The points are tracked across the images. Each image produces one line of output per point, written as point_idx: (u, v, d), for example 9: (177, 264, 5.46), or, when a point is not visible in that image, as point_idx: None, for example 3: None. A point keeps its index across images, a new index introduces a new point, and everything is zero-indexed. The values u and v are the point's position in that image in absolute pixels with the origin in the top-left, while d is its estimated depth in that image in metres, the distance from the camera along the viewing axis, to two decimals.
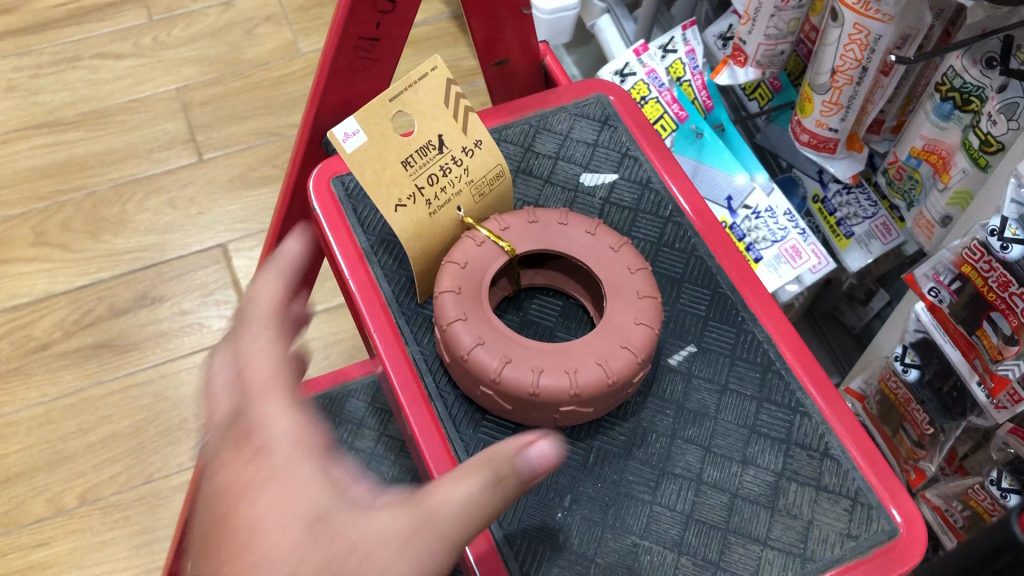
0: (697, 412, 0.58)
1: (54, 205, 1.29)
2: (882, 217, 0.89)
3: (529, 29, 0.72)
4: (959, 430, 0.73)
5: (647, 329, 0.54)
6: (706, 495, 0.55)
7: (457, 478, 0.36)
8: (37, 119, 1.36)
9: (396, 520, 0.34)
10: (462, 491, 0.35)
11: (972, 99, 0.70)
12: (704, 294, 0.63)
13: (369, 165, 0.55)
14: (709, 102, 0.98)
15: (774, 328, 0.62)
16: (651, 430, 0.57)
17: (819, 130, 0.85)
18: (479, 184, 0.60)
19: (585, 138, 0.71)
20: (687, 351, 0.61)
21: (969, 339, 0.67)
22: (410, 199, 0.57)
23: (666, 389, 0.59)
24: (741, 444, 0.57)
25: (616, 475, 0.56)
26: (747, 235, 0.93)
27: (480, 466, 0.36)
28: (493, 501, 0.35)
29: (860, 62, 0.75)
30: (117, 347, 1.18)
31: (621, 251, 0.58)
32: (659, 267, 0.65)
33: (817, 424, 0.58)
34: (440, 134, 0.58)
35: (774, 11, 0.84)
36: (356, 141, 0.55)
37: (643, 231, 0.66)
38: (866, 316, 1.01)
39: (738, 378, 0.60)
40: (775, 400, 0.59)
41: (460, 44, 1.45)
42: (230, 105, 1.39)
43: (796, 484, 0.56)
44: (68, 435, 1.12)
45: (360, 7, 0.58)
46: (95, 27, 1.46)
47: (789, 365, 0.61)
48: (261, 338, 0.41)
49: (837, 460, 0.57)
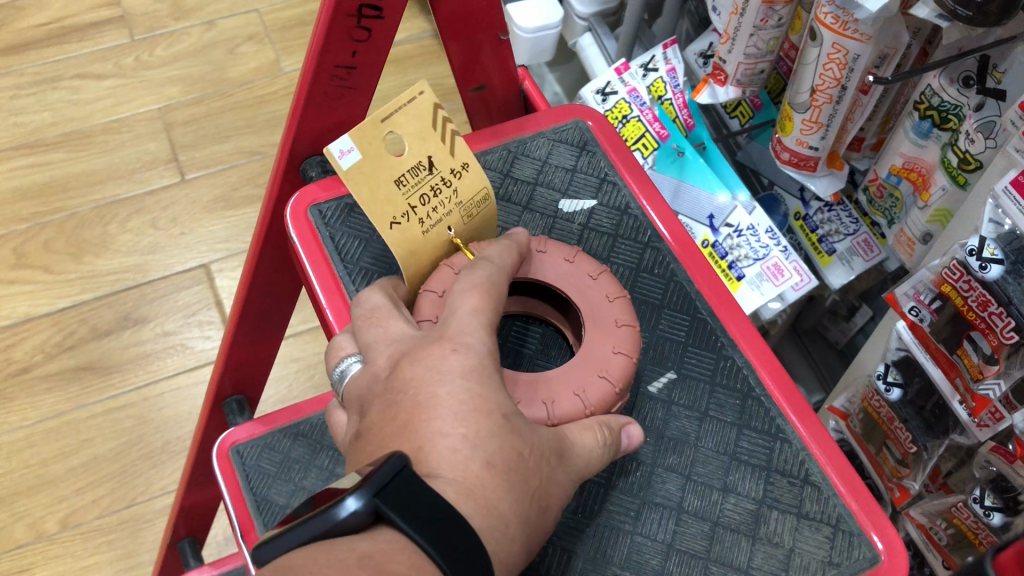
0: (677, 440, 0.58)
1: (35, 226, 1.28)
2: (864, 234, 0.90)
3: (507, 54, 0.72)
4: (942, 449, 0.73)
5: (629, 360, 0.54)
6: (687, 523, 0.55)
7: (586, 429, 0.48)
8: (17, 140, 1.35)
9: (551, 438, 0.44)
10: (587, 439, 0.47)
11: (950, 117, 0.70)
12: (684, 320, 0.63)
13: (364, 185, 0.52)
14: (689, 121, 0.99)
15: (753, 354, 0.62)
16: (632, 459, 0.57)
17: (800, 149, 0.85)
18: (468, 206, 0.57)
19: (563, 164, 0.71)
20: (666, 378, 0.61)
21: (951, 358, 0.67)
22: (404, 217, 0.54)
23: (646, 417, 0.59)
24: (721, 471, 0.57)
25: (596, 505, 0.55)
26: (729, 253, 0.93)
27: (602, 426, 0.48)
28: (605, 454, 0.48)
29: (838, 81, 0.75)
30: (100, 369, 1.18)
31: (599, 279, 0.58)
32: (638, 293, 0.64)
33: (797, 450, 0.58)
34: (429, 155, 0.54)
35: (753, 31, 0.85)
36: (351, 159, 0.51)
37: (622, 257, 0.66)
38: (849, 332, 1.01)
39: (718, 405, 0.60)
40: (755, 426, 0.59)
41: (442, 63, 1.45)
42: (213, 125, 1.39)
43: (776, 511, 0.56)
44: (49, 460, 1.11)
45: (335, 36, 0.58)
46: (76, 47, 1.45)
47: (768, 392, 0.61)
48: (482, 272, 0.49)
49: (817, 487, 0.57)
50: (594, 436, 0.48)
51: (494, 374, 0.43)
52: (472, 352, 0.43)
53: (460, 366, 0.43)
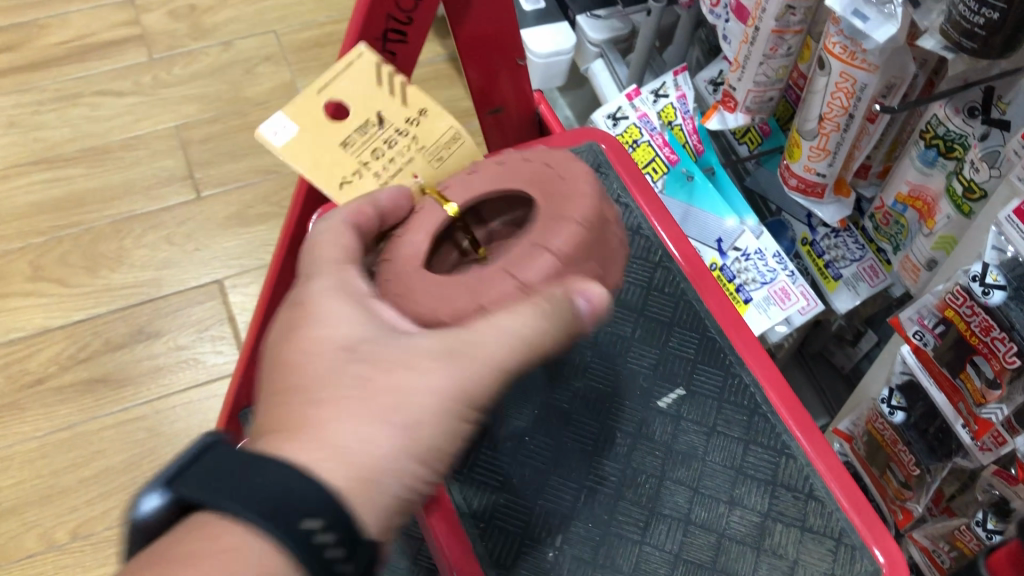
0: (685, 454, 0.64)
1: (52, 240, 1.30)
2: (869, 260, 0.91)
3: (525, 80, 0.74)
4: (945, 471, 0.74)
5: (577, 227, 0.54)
6: (694, 535, 0.61)
7: (516, 311, 0.47)
8: (37, 155, 1.38)
9: (432, 343, 0.47)
10: (517, 320, 0.47)
11: (955, 147, 0.72)
12: (693, 337, 0.69)
13: (308, 152, 0.61)
14: (699, 146, 1.01)
15: (760, 370, 0.67)
16: (640, 472, 0.64)
17: (807, 175, 0.87)
18: (432, 149, 0.64)
19: None
20: (676, 393, 0.67)
21: (954, 382, 0.68)
22: (355, 175, 0.62)
23: (657, 432, 0.65)
24: (728, 485, 0.63)
25: (606, 516, 0.62)
26: (737, 276, 0.95)
27: (539, 303, 0.48)
28: (545, 325, 0.47)
29: (846, 110, 0.77)
30: (113, 381, 1.19)
31: (556, 163, 0.59)
32: (651, 311, 0.70)
33: (803, 465, 0.63)
34: (378, 111, 0.62)
35: (763, 59, 0.86)
36: (286, 134, 0.60)
37: (633, 276, 0.72)
38: (854, 357, 1.02)
39: (726, 421, 0.65)
40: (762, 441, 0.64)
41: (456, 87, 1.46)
42: (228, 144, 1.41)
43: (782, 525, 0.61)
44: (61, 470, 1.12)
45: (364, 56, 0.68)
46: (96, 65, 1.48)
47: (774, 408, 0.66)
48: (336, 222, 0.55)
49: (822, 502, 0.62)
50: (518, 312, 0.47)
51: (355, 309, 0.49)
52: (325, 299, 0.50)
53: (334, 317, 0.49)
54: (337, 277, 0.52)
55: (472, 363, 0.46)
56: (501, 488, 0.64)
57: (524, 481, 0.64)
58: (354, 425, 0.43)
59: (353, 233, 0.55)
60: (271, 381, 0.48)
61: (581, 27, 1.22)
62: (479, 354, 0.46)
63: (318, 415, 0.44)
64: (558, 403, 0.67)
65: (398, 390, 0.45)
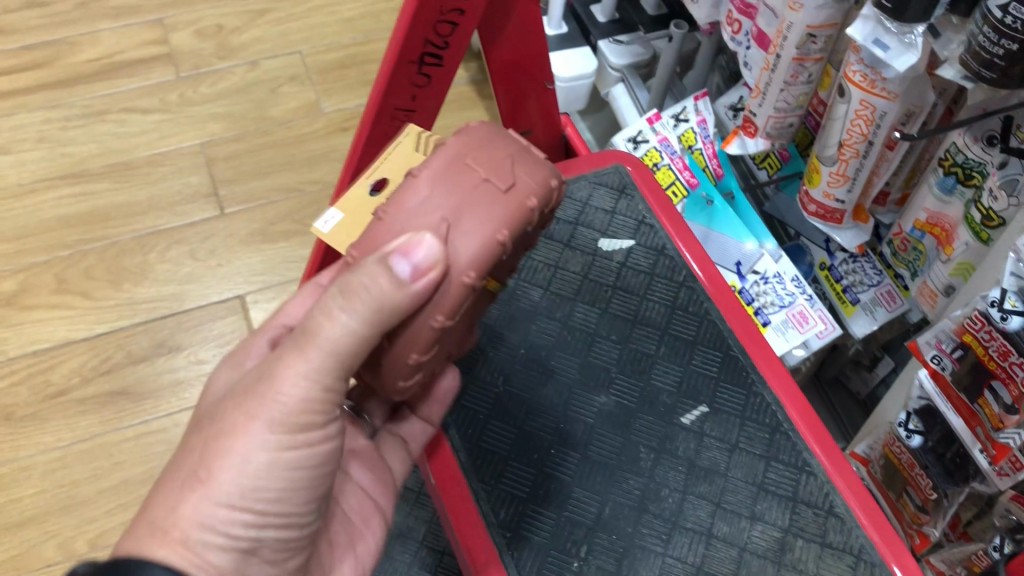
0: (708, 469, 0.72)
1: (77, 253, 1.29)
2: (887, 286, 0.92)
3: (550, 101, 0.83)
4: (962, 495, 0.75)
5: (416, 178, 0.54)
6: (715, 547, 0.69)
7: (335, 311, 0.50)
8: (64, 169, 1.37)
9: (269, 367, 0.53)
10: (338, 323, 0.50)
11: (973, 175, 0.73)
12: (716, 356, 0.79)
13: (344, 229, 0.64)
14: (719, 170, 1.02)
15: (780, 391, 0.76)
16: (664, 486, 0.72)
17: (826, 201, 0.88)
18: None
19: (604, 207, 0.88)
20: (699, 411, 0.75)
21: (971, 407, 0.69)
22: None
23: (681, 447, 0.74)
24: (750, 500, 0.71)
25: (631, 528, 0.70)
26: (755, 299, 0.96)
27: (349, 297, 0.50)
28: (351, 316, 0.50)
29: (865, 137, 0.78)
30: (133, 394, 1.17)
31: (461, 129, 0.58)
32: (675, 331, 0.80)
33: (821, 482, 0.72)
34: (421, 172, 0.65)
35: (783, 86, 0.88)
36: (330, 220, 0.65)
37: (658, 295, 0.83)
38: (872, 382, 1.03)
39: (747, 438, 0.74)
40: (782, 458, 0.73)
41: (477, 107, 1.44)
42: (252, 161, 1.40)
43: (802, 540, 0.69)
44: (81, 481, 1.10)
45: (398, 85, 0.71)
46: (123, 82, 1.47)
47: (795, 426, 0.75)
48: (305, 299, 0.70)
49: (840, 518, 0.70)
50: (333, 314, 0.50)
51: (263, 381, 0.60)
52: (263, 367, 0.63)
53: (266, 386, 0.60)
54: (270, 332, 0.68)
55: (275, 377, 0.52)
56: (528, 500, 0.71)
57: (553, 495, 0.71)
58: (166, 496, 0.50)
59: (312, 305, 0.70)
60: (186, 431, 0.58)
61: (603, 52, 1.25)
62: (285, 360, 0.52)
63: (155, 488, 0.52)
64: (587, 419, 0.75)
65: (208, 443, 0.51)
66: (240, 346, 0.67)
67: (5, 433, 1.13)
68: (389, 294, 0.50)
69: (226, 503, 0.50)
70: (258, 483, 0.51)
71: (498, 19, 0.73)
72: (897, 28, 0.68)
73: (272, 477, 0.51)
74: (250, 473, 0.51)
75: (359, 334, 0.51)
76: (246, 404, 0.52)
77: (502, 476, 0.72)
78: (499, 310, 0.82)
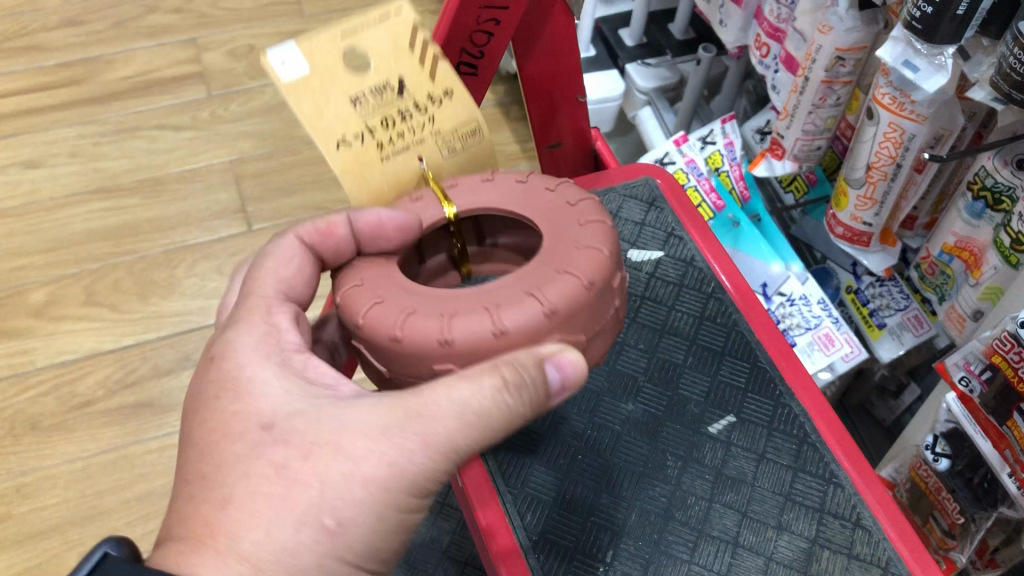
0: (735, 478, 0.72)
1: (107, 266, 1.29)
2: (914, 310, 0.91)
3: (581, 116, 0.84)
4: (989, 521, 0.74)
5: (576, 282, 0.52)
6: (741, 556, 0.68)
7: (493, 393, 0.47)
8: (97, 184, 1.38)
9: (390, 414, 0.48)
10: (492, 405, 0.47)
11: (1003, 199, 0.72)
12: (744, 367, 0.79)
13: (308, 96, 0.54)
14: (745, 193, 1.03)
15: (807, 402, 0.76)
16: (691, 494, 0.71)
17: (854, 224, 0.88)
18: (447, 138, 0.61)
19: (634, 218, 0.90)
20: (726, 420, 0.75)
21: (1000, 429, 0.68)
22: (354, 137, 0.56)
23: (708, 456, 0.73)
24: (777, 511, 0.70)
25: (657, 535, 0.69)
26: (781, 321, 0.96)
27: (513, 391, 0.47)
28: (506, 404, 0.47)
29: (894, 159, 0.78)
30: (158, 406, 1.16)
31: (578, 205, 0.58)
32: (705, 340, 0.81)
33: (849, 494, 0.71)
34: (402, 76, 0.57)
35: (812, 108, 0.88)
36: (295, 71, 0.53)
37: (688, 305, 0.83)
38: (897, 409, 1.01)
39: (774, 449, 0.74)
40: (809, 470, 0.72)
41: (505, 130, 1.45)
42: (281, 179, 1.40)
43: (828, 551, 0.68)
44: (105, 491, 1.09)
45: None
46: (156, 100, 1.49)
47: (822, 438, 0.74)
48: (278, 264, 0.58)
49: (868, 530, 0.69)
50: (494, 395, 0.47)
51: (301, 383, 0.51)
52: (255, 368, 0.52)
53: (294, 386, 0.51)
54: (268, 308, 0.56)
55: (426, 438, 0.47)
56: (556, 505, 0.71)
57: (581, 502, 0.71)
58: (266, 530, 0.45)
59: (291, 272, 0.58)
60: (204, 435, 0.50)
61: (630, 75, 1.25)
62: (437, 431, 0.47)
63: (234, 514, 0.45)
64: (615, 426, 0.75)
65: (326, 482, 0.46)
66: (241, 317, 0.55)
67: (30, 441, 1.13)
68: (540, 397, 0.48)
69: (344, 558, 0.47)
70: (378, 542, 0.48)
71: (529, 34, 0.74)
72: (927, 49, 0.68)
73: (391, 536, 0.49)
74: (377, 529, 0.48)
75: (505, 418, 0.48)
76: (382, 450, 0.47)
77: (528, 482, 0.72)
78: None
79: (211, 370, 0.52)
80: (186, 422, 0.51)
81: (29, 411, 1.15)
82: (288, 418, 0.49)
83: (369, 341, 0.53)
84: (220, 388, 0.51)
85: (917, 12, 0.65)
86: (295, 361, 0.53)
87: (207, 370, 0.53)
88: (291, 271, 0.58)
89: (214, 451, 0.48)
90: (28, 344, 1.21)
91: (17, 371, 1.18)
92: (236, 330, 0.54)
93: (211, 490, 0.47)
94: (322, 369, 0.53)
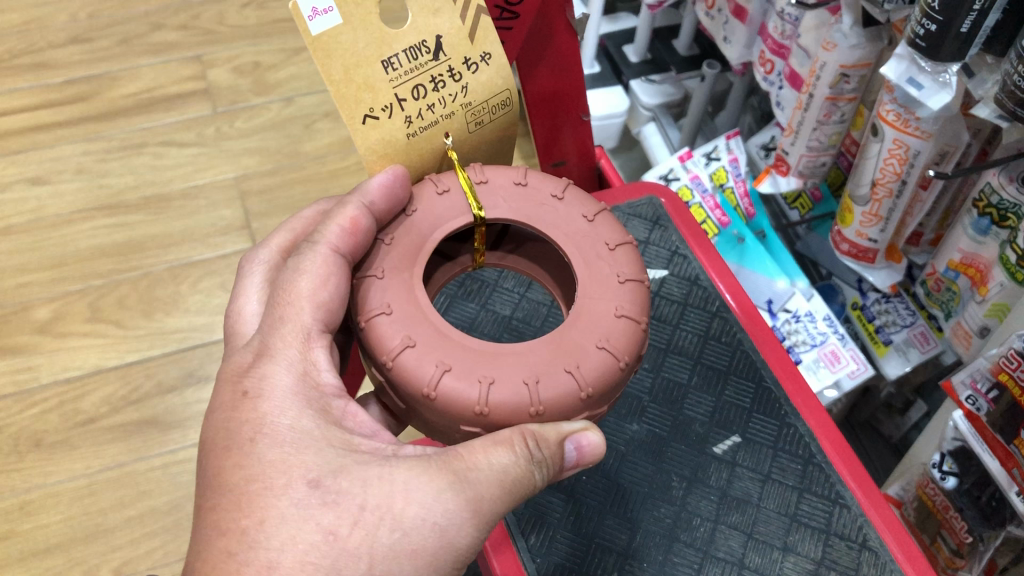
0: (740, 499, 0.72)
1: (111, 283, 1.29)
2: (920, 327, 0.91)
3: (584, 132, 0.84)
4: (998, 540, 0.73)
5: (615, 366, 0.54)
6: None
7: (528, 474, 0.51)
8: (102, 201, 1.38)
9: (438, 480, 0.49)
10: (528, 480, 0.51)
11: (1008, 216, 0.72)
12: (748, 387, 0.78)
13: (337, 58, 0.54)
14: (750, 210, 1.03)
15: (814, 423, 0.76)
16: (697, 516, 0.71)
17: (859, 241, 0.88)
18: (478, 110, 0.62)
19: (640, 236, 0.90)
20: (731, 440, 0.75)
21: (1008, 448, 0.67)
22: (383, 109, 0.57)
23: (713, 476, 0.73)
24: (782, 532, 0.70)
25: (661, 557, 0.69)
26: (786, 337, 0.95)
27: (542, 465, 0.51)
28: (538, 476, 0.51)
29: (898, 176, 0.78)
30: (162, 423, 1.16)
31: (616, 252, 0.59)
32: (710, 360, 0.80)
33: (855, 515, 0.71)
34: (439, 34, 0.58)
35: (816, 125, 0.88)
36: (325, 21, 0.53)
37: (692, 324, 0.83)
38: (903, 426, 1.01)
39: (780, 469, 0.73)
40: (816, 491, 0.72)
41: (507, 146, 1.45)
42: (285, 197, 1.40)
43: (834, 572, 0.68)
44: (107, 509, 1.09)
45: None
46: (161, 116, 1.49)
47: (828, 458, 0.74)
48: (310, 279, 0.56)
49: (874, 552, 0.69)
50: (531, 474, 0.51)
51: (335, 432, 0.52)
52: (283, 407, 0.52)
53: (330, 441, 0.51)
54: (295, 339, 0.55)
55: (474, 504, 0.50)
56: (560, 526, 0.71)
57: (585, 524, 0.71)
58: None
59: (331, 286, 0.56)
60: (236, 487, 0.49)
61: (633, 91, 1.26)
62: (483, 496, 0.50)
63: None
64: (618, 446, 0.75)
65: (376, 555, 0.48)
66: (276, 348, 0.55)
67: (34, 458, 1.12)
68: (557, 470, 0.52)
69: None
70: None
71: (537, 52, 0.74)
72: (931, 67, 0.68)
73: None
74: None
75: (535, 485, 0.52)
76: (433, 519, 0.49)
77: (531, 501, 0.72)
78: (538, 326, 0.84)
79: (244, 410, 0.52)
80: (217, 461, 0.51)
81: (33, 428, 1.15)
82: (337, 466, 0.50)
83: (403, 388, 0.53)
84: (256, 431, 0.51)
85: (921, 29, 0.65)
86: (336, 408, 0.54)
87: (241, 407, 0.52)
88: (328, 282, 0.56)
89: (256, 505, 0.48)
90: (32, 361, 1.21)
91: (21, 387, 1.18)
92: (268, 362, 0.54)
93: (256, 551, 0.47)
94: (360, 417, 0.55)
